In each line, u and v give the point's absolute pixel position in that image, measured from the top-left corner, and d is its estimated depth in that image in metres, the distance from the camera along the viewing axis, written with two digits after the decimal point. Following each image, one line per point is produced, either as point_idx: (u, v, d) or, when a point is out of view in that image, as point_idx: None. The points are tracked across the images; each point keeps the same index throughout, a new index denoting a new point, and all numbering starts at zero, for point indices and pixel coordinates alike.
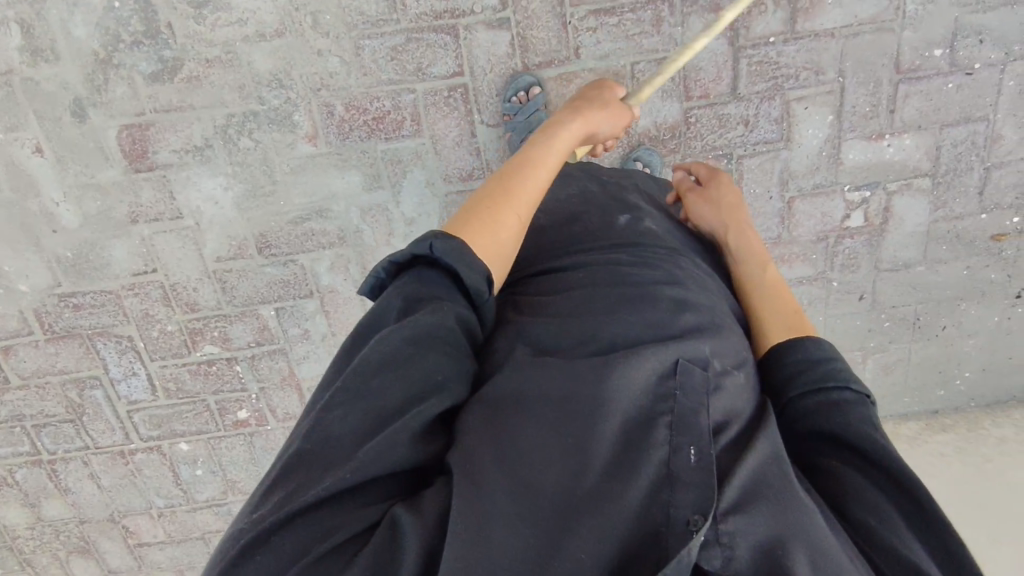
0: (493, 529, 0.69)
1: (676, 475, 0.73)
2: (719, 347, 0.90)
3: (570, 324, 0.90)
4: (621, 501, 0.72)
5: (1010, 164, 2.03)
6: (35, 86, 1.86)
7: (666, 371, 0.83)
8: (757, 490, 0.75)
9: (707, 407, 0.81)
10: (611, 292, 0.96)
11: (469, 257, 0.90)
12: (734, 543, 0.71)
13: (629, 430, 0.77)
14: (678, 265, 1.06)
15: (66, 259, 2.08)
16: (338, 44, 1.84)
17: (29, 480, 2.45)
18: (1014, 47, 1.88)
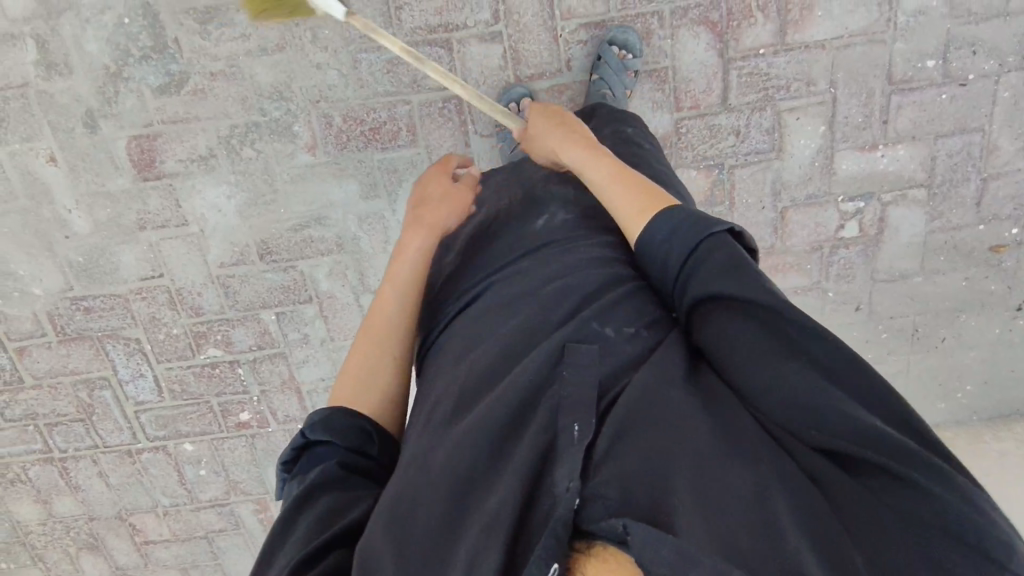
0: (418, 516, 0.89)
1: (560, 447, 0.87)
2: (606, 319, 1.04)
3: (479, 344, 1.10)
4: (505, 487, 0.86)
5: (1006, 175, 2.02)
6: (49, 98, 1.94)
7: (556, 355, 0.99)
8: (629, 433, 0.85)
9: (594, 374, 0.95)
10: (522, 298, 1.13)
11: (336, 417, 1.08)
12: (608, 487, 0.79)
13: (517, 421, 0.94)
14: (571, 247, 1.20)
15: (78, 263, 2.16)
16: (336, 57, 1.90)
17: (42, 477, 2.53)
18: (1008, 59, 1.87)
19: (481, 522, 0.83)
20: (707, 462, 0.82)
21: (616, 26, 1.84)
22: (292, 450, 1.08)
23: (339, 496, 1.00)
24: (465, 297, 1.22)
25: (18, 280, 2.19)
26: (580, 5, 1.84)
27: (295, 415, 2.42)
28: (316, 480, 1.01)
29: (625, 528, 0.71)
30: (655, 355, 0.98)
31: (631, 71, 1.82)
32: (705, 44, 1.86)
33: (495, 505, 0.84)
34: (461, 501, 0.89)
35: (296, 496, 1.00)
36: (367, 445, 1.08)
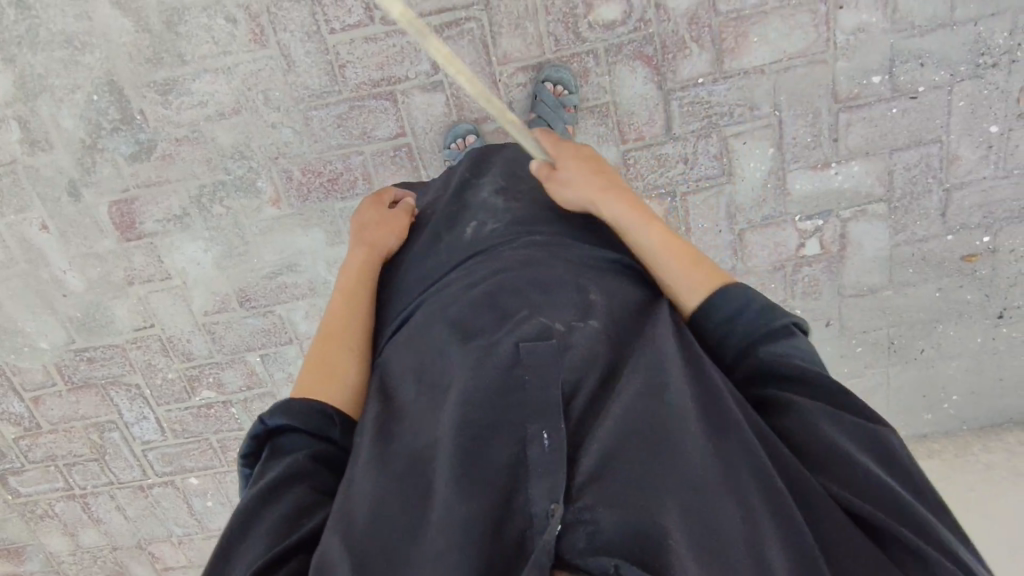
0: (393, 509, 0.86)
1: (532, 464, 0.81)
2: (556, 314, 1.00)
3: (434, 347, 1.04)
4: (477, 501, 0.81)
5: (971, 185, 1.96)
6: (36, 172, 2.10)
7: (510, 361, 0.93)
8: (614, 449, 0.82)
9: (559, 377, 0.90)
10: (466, 298, 1.08)
11: (295, 407, 1.04)
12: (595, 515, 0.76)
13: (483, 424, 0.88)
14: (501, 250, 1.16)
15: (77, 318, 2.33)
16: (289, 116, 1.98)
17: (66, 512, 2.74)
18: (959, 68, 1.82)
19: (456, 531, 0.78)
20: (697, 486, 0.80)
21: (550, 64, 1.88)
22: (249, 443, 1.04)
23: (308, 491, 0.95)
24: (414, 305, 1.18)
25: (27, 336, 2.37)
26: (515, 50, 1.88)
27: None
28: (282, 470, 0.96)
29: (616, 569, 0.72)
30: (644, 360, 0.94)
31: (569, 107, 1.85)
32: (642, 78, 1.88)
33: (466, 520, 0.79)
34: (424, 510, 0.84)
35: (257, 490, 0.93)
36: (329, 427, 1.06)
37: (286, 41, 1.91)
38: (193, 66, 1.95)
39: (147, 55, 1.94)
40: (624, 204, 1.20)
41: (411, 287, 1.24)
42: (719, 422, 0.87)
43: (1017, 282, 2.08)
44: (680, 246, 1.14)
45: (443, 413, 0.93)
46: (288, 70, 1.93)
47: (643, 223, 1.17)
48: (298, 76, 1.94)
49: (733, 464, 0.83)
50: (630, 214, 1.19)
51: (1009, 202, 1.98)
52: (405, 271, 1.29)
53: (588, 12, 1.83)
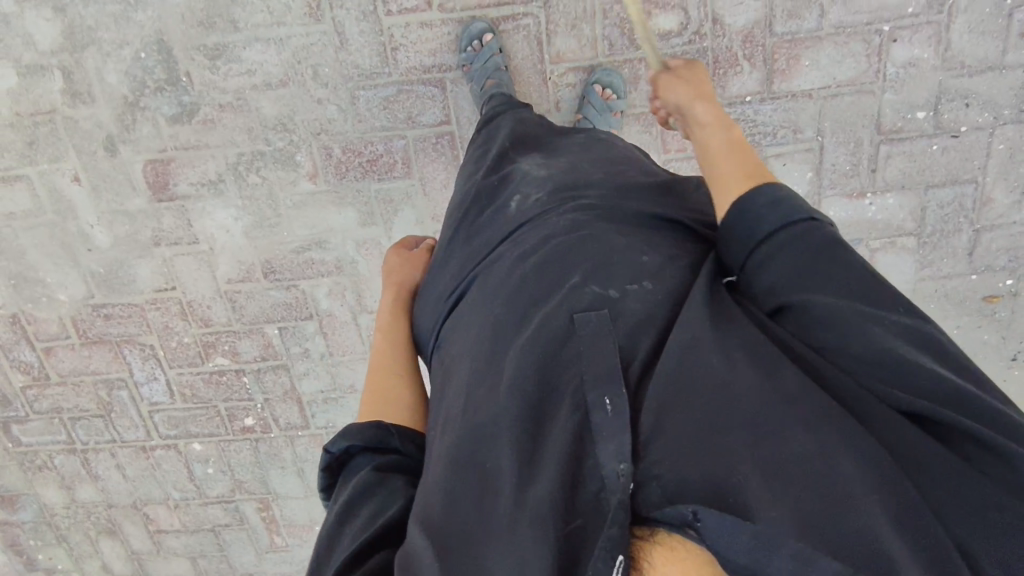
0: (461, 480, 0.90)
1: (596, 432, 0.85)
2: (606, 282, 1.02)
3: (484, 327, 1.07)
4: (545, 475, 0.83)
5: (1000, 228, 1.99)
6: (74, 124, 2.09)
7: (563, 332, 0.96)
8: (665, 411, 0.83)
9: (611, 346, 0.93)
10: (518, 272, 1.09)
11: (353, 426, 1.09)
12: (661, 466, 0.78)
13: (539, 396, 0.92)
14: (546, 219, 1.16)
15: (98, 273, 2.32)
16: (336, 93, 1.98)
17: (65, 465, 2.74)
18: (1004, 112, 1.84)
19: (533, 510, 0.81)
20: (753, 427, 0.79)
21: (602, 67, 1.88)
22: (323, 474, 1.07)
23: (376, 500, 0.99)
24: (468, 278, 1.19)
25: (46, 286, 2.36)
26: (569, 50, 1.88)
27: (296, 422, 2.56)
28: (350, 493, 0.99)
29: (694, 515, 0.71)
30: (687, 318, 0.93)
31: (616, 112, 1.86)
32: None
33: (538, 497, 0.82)
34: (492, 484, 0.88)
35: (335, 513, 0.97)
36: (387, 437, 1.10)
37: (341, 17, 1.90)
38: (245, 34, 1.93)
39: (200, 17, 1.93)
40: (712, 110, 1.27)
41: (457, 261, 1.26)
42: (762, 364, 0.85)
43: None
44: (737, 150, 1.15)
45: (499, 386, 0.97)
46: (340, 47, 1.93)
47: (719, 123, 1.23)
48: (350, 54, 1.93)
49: (786, 399, 0.81)
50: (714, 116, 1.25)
51: None
52: (455, 235, 1.30)
53: (645, 19, 1.83)
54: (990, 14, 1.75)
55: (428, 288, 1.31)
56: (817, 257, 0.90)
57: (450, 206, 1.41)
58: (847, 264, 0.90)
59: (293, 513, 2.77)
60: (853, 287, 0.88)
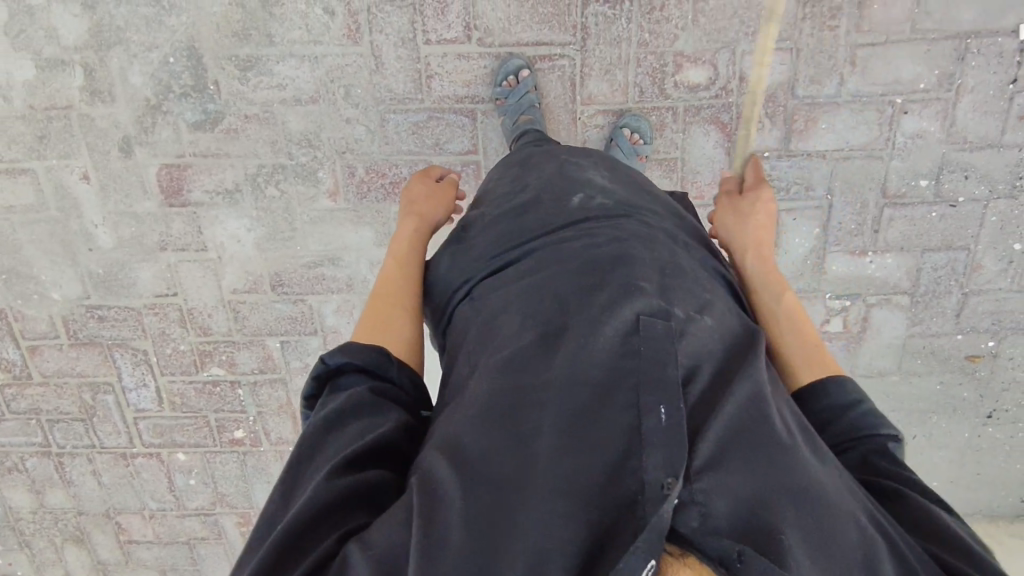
0: (500, 454, 0.90)
1: (647, 436, 0.85)
2: (677, 302, 1.04)
3: (540, 314, 1.06)
4: (590, 460, 0.85)
5: (987, 293, 2.12)
6: (90, 122, 2.04)
7: (628, 331, 0.97)
8: (727, 442, 0.87)
9: (675, 357, 0.94)
10: (586, 269, 1.09)
11: (351, 346, 1.09)
12: (709, 500, 0.80)
13: (597, 393, 0.92)
14: (619, 222, 1.20)
15: (97, 275, 2.26)
16: (365, 114, 1.99)
17: (37, 468, 2.64)
18: (999, 186, 1.97)
19: (562, 494, 0.83)
20: (810, 504, 0.85)
21: (631, 112, 1.94)
22: (310, 384, 1.07)
23: (366, 420, 0.99)
24: (519, 252, 1.20)
25: (39, 284, 2.29)
26: (600, 93, 1.93)
27: (288, 437, 2.53)
28: (341, 404, 1.00)
29: (737, 554, 0.77)
30: (755, 369, 0.99)
31: (641, 156, 1.92)
32: (714, 142, 1.97)
33: (575, 478, 0.84)
34: (528, 454, 0.89)
35: (321, 421, 0.98)
36: (386, 365, 1.09)
37: (379, 42, 1.91)
38: (280, 49, 1.93)
39: (235, 28, 1.92)
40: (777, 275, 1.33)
41: (502, 229, 1.28)
42: (821, 459, 0.93)
43: (1009, 387, 2.24)
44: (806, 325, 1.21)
45: (556, 364, 0.97)
46: (375, 71, 1.94)
47: (776, 286, 1.28)
48: (384, 78, 1.95)
49: (839, 497, 0.88)
50: (770, 278, 1.32)
51: (1017, 314, 2.14)
52: (510, 217, 1.29)
53: (676, 71, 1.90)
54: (993, 96, 1.87)
55: (457, 249, 1.32)
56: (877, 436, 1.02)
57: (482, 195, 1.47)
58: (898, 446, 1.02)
59: None
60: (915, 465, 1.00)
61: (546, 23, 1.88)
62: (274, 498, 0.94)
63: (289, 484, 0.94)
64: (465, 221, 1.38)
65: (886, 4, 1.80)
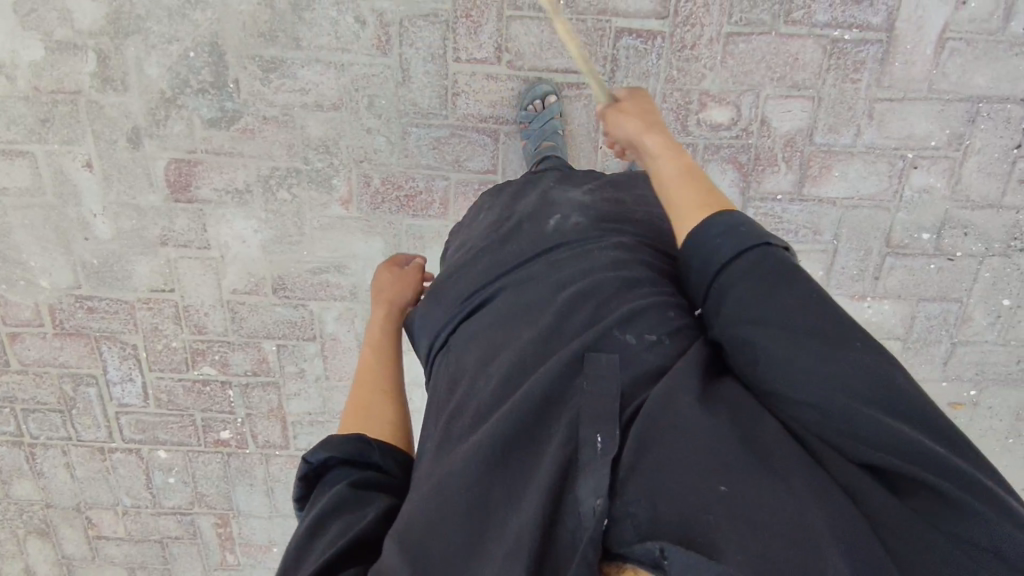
0: (451, 521, 0.83)
1: (582, 466, 0.80)
2: (626, 321, 0.95)
3: (497, 352, 1.01)
4: (533, 501, 0.80)
5: (974, 344, 2.20)
6: (99, 109, 1.97)
7: (573, 366, 0.91)
8: (646, 444, 0.79)
9: (616, 389, 0.87)
10: (541, 298, 1.04)
11: (332, 440, 1.02)
12: (635, 509, 0.74)
13: (532, 426, 0.88)
14: (588, 243, 1.10)
15: (91, 264, 2.18)
16: (387, 125, 1.97)
17: (7, 458, 2.53)
18: (995, 244, 2.06)
19: (506, 545, 0.78)
20: (735, 477, 0.75)
21: None
22: (298, 485, 1.01)
23: (348, 516, 0.92)
24: (487, 280, 1.12)
25: (27, 270, 2.20)
26: None
27: (275, 441, 2.48)
28: (325, 506, 0.94)
29: (662, 553, 0.68)
30: (687, 361, 0.89)
31: None
32: (730, 181, 2.00)
33: (520, 527, 0.79)
34: (483, 517, 0.83)
35: (307, 523, 0.92)
36: (367, 450, 1.03)
37: (408, 55, 1.90)
38: (307, 53, 1.90)
39: (262, 28, 1.88)
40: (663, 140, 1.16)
41: (483, 265, 1.15)
42: (741, 421, 0.82)
43: (987, 434, 2.33)
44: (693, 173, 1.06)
45: (504, 408, 0.91)
46: (401, 84, 1.92)
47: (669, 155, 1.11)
48: (409, 91, 1.93)
49: (766, 458, 0.77)
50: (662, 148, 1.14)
51: (999, 365, 2.23)
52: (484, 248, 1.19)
53: (701, 109, 1.93)
54: (998, 159, 1.95)
55: (436, 289, 1.20)
56: (757, 293, 0.86)
57: (475, 213, 1.35)
58: (783, 291, 0.85)
59: (252, 532, 2.65)
60: (807, 319, 0.82)
61: (577, 51, 1.88)
62: None
63: None
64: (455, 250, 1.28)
65: (907, 63, 1.86)
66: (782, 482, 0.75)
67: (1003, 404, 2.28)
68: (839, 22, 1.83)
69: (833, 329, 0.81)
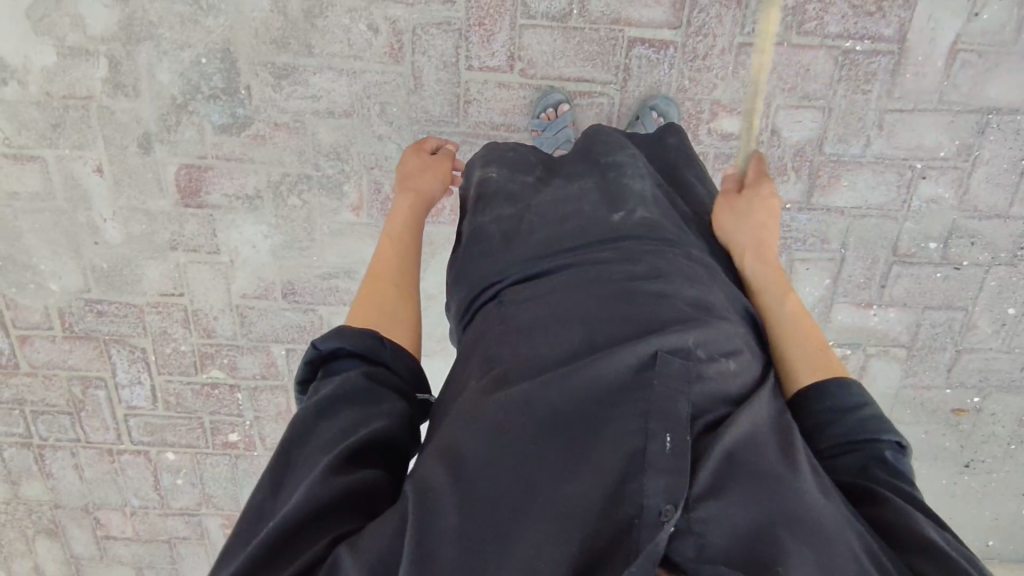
0: (498, 476, 0.83)
1: (648, 462, 0.79)
2: (701, 336, 0.94)
3: (555, 335, 0.98)
4: (587, 484, 0.80)
5: (979, 351, 2.22)
6: (109, 114, 1.96)
7: (643, 363, 0.89)
8: (728, 470, 0.81)
9: (685, 396, 0.86)
10: (607, 289, 1.01)
11: (346, 331, 1.01)
12: (707, 530, 0.75)
13: (597, 412, 0.86)
14: (659, 246, 1.09)
15: (100, 269, 2.19)
16: (398, 132, 1.96)
17: (15, 459, 2.54)
18: (1001, 254, 2.07)
19: (553, 515, 0.79)
20: (806, 527, 0.78)
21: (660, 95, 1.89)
22: (304, 368, 1.01)
23: (358, 409, 0.92)
24: (551, 263, 1.09)
25: (36, 274, 2.20)
26: None
27: None
28: (333, 391, 0.94)
29: None
30: (760, 404, 0.92)
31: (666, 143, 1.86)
32: None
33: (569, 500, 0.79)
34: (533, 481, 0.82)
35: (313, 407, 0.92)
36: (379, 348, 1.01)
37: (421, 63, 1.89)
38: (318, 61, 1.90)
39: (273, 35, 1.87)
40: (778, 279, 1.18)
41: (541, 237, 1.14)
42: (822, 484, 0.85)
43: (988, 439, 2.35)
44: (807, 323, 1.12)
45: (570, 383, 0.89)
46: (413, 91, 1.92)
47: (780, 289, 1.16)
48: (421, 99, 1.93)
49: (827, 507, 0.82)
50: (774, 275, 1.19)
51: (1003, 372, 2.25)
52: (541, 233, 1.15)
53: (712, 118, 1.93)
54: (1007, 169, 1.97)
55: (488, 258, 1.15)
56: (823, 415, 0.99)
57: (523, 175, 1.27)
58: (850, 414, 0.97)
59: None
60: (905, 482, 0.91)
61: (589, 60, 1.88)
62: (261, 486, 0.88)
63: (280, 477, 0.88)
64: (504, 202, 1.22)
65: (918, 74, 1.87)
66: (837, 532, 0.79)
67: (1006, 410, 2.31)
68: (850, 33, 1.84)
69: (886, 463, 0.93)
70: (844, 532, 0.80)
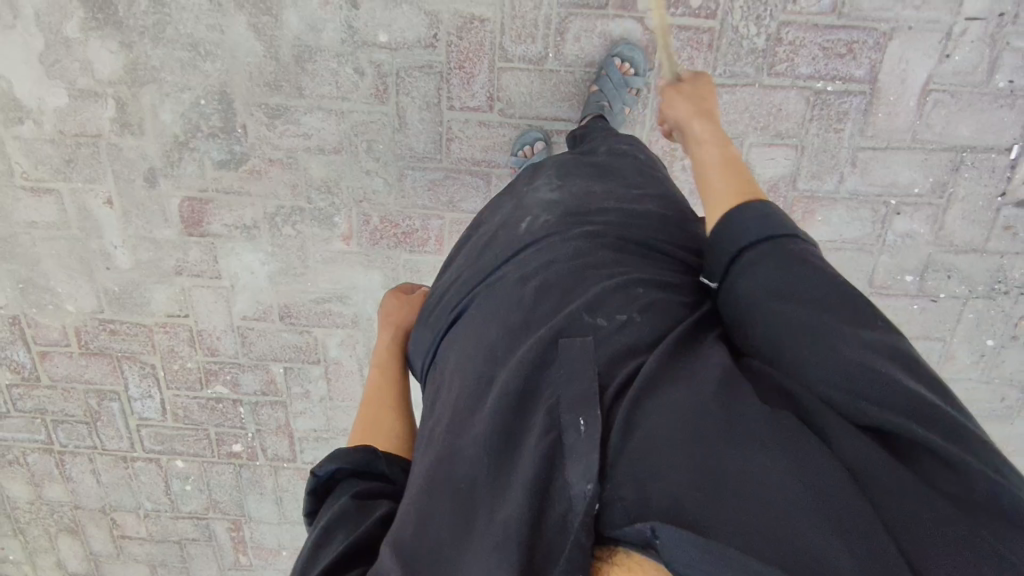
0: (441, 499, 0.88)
1: (568, 454, 0.81)
2: (591, 304, 0.98)
3: (475, 353, 1.04)
4: (514, 501, 0.81)
5: (958, 381, 2.24)
6: (117, 151, 2.10)
7: (542, 360, 0.93)
8: (638, 423, 0.81)
9: (587, 374, 0.88)
10: (513, 296, 1.07)
11: (343, 452, 1.03)
12: (624, 488, 0.75)
13: (509, 416, 0.90)
14: (553, 240, 1.13)
15: (113, 291, 2.34)
16: (385, 168, 2.07)
17: (38, 464, 2.72)
18: (979, 288, 2.09)
19: (498, 533, 0.79)
20: (718, 445, 0.76)
21: (624, 43, 1.88)
22: (307, 499, 1.01)
23: (356, 531, 0.92)
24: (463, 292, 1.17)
25: (54, 295, 2.36)
26: None
27: (283, 454, 2.63)
28: (331, 517, 0.94)
29: (652, 533, 0.68)
30: (673, 346, 0.91)
31: (632, 89, 1.86)
32: None
33: (509, 511, 0.81)
34: (476, 512, 0.84)
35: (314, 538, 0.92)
36: (374, 460, 1.04)
37: (404, 104, 1.99)
38: (309, 101, 2.00)
39: (267, 78, 1.98)
40: (710, 133, 1.25)
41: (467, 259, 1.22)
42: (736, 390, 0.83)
43: None
44: (736, 166, 1.15)
45: (486, 403, 0.94)
46: (398, 130, 2.02)
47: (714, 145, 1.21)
48: (406, 137, 2.03)
49: (748, 425, 0.78)
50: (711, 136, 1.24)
51: (982, 402, 2.27)
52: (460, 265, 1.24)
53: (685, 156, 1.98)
54: (982, 207, 1.98)
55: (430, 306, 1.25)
56: (776, 301, 0.89)
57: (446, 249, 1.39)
58: (803, 288, 0.89)
59: (263, 536, 2.82)
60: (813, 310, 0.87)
61: (565, 100, 1.96)
62: None
63: None
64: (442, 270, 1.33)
65: (890, 114, 1.90)
66: (779, 467, 0.73)
67: None
68: (821, 75, 1.87)
69: (827, 311, 0.86)
70: (758, 434, 0.77)
